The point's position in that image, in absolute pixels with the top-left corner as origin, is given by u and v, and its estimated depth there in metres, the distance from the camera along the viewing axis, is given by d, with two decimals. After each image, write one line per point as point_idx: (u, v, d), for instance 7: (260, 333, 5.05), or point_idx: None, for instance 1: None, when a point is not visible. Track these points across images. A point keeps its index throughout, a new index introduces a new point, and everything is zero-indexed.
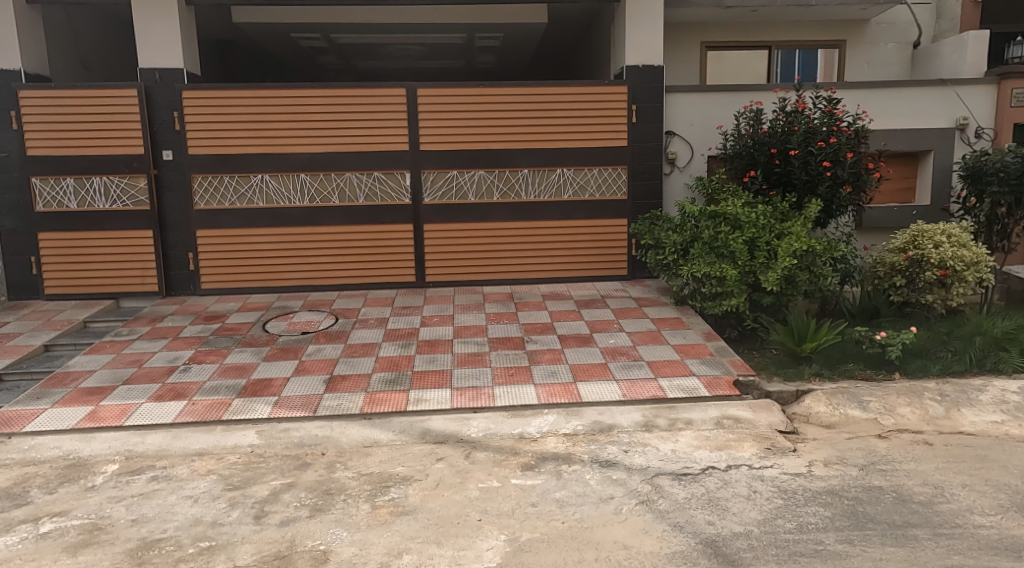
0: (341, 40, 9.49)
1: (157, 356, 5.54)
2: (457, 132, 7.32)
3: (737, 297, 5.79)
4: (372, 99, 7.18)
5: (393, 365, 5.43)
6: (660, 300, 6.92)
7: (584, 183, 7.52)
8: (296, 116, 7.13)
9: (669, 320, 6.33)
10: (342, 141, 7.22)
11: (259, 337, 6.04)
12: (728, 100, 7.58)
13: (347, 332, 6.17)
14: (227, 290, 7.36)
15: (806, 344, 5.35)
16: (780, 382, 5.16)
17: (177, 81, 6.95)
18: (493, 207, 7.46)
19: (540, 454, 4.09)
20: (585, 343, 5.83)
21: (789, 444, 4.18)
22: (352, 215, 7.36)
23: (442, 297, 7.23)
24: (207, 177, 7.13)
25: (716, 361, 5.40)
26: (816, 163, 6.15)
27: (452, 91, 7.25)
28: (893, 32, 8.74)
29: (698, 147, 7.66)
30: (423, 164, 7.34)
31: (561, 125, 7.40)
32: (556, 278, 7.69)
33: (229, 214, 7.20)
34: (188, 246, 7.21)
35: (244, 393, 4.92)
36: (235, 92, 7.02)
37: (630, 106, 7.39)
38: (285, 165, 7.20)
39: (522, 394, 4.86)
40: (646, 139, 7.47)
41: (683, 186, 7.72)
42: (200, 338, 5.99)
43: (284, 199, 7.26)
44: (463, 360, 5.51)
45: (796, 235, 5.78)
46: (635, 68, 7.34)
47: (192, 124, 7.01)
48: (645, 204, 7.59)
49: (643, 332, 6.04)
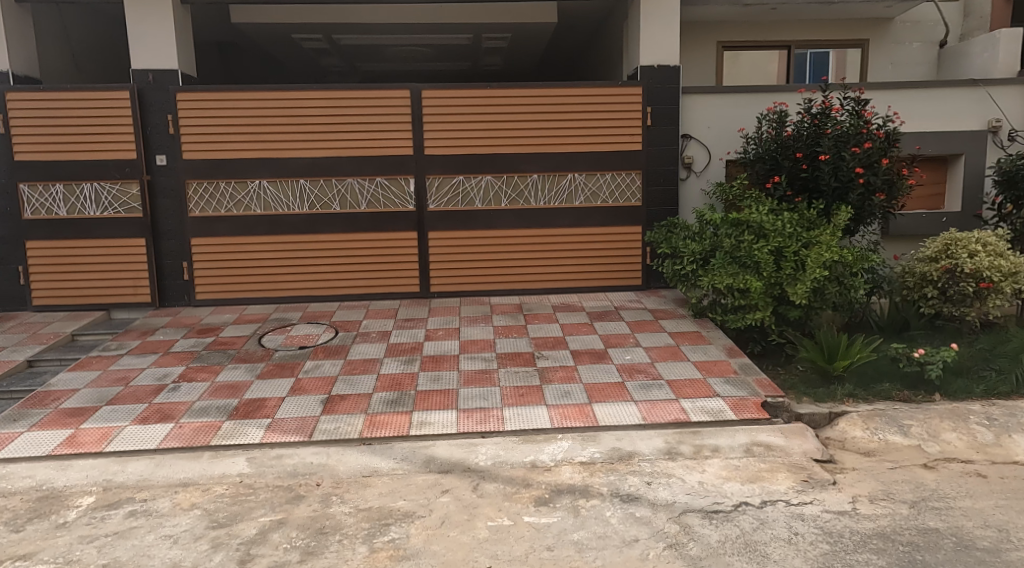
0: (344, 41, 9.17)
1: (144, 374, 5.20)
2: (464, 136, 6.99)
3: (762, 311, 5.43)
4: (375, 101, 6.86)
5: (396, 384, 5.08)
6: (678, 312, 6.56)
7: (597, 188, 7.17)
8: (296, 119, 6.82)
9: (688, 334, 5.97)
10: (343, 145, 6.90)
11: (254, 352, 5.71)
12: (748, 102, 7.24)
13: (346, 347, 5.83)
14: (223, 300, 7.04)
15: (837, 362, 5.00)
16: (811, 403, 4.80)
17: (171, 83, 6.65)
18: (501, 214, 7.13)
19: (554, 486, 3.74)
20: (599, 359, 5.47)
21: (827, 475, 3.82)
22: (353, 223, 7.03)
23: (447, 308, 6.89)
24: (202, 183, 6.82)
25: (741, 380, 5.02)
26: (847, 167, 5.79)
27: (458, 92, 6.93)
28: (919, 31, 8.38)
29: (717, 151, 7.30)
30: (427, 169, 7.02)
31: (572, 128, 7.07)
32: (567, 289, 7.34)
33: (226, 222, 6.89)
34: (183, 255, 6.90)
35: (235, 415, 4.58)
36: (232, 94, 6.72)
37: (645, 108, 7.05)
38: (284, 171, 6.89)
39: (534, 417, 4.51)
40: (661, 142, 7.13)
41: (701, 192, 7.36)
42: (192, 353, 5.66)
43: (283, 206, 6.94)
44: (470, 378, 5.15)
45: (825, 245, 5.41)
46: (650, 69, 7.00)
47: (186, 128, 6.71)
48: (660, 210, 7.24)
49: (661, 347, 5.68)
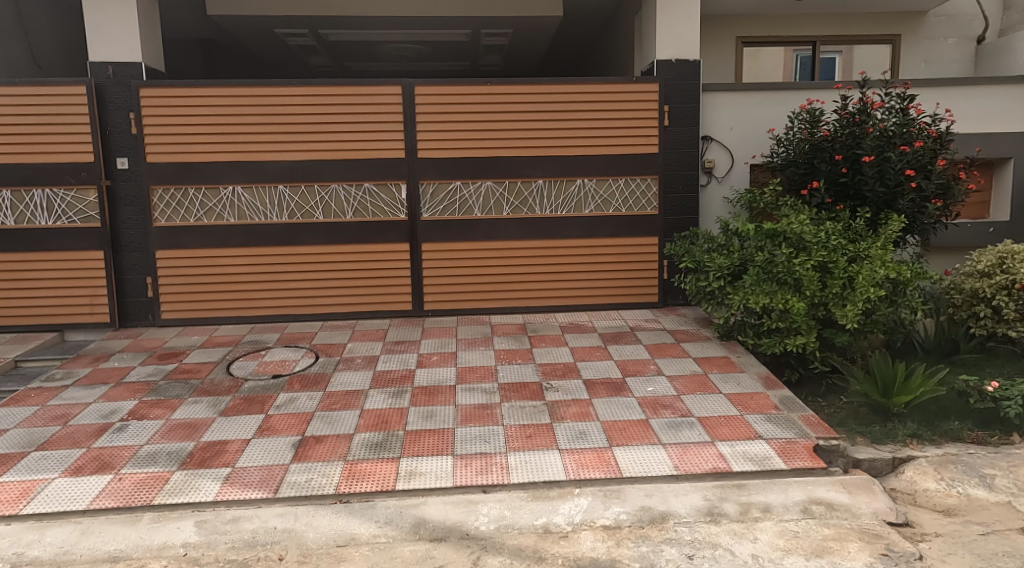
0: (332, 37, 8.48)
1: (88, 411, 4.47)
2: (461, 137, 6.30)
3: (805, 336, 4.73)
4: (362, 98, 6.17)
5: (382, 423, 4.34)
6: (701, 334, 5.83)
7: (608, 196, 6.48)
8: (272, 119, 6.12)
9: (716, 360, 5.24)
10: (326, 147, 6.20)
11: (220, 382, 4.97)
12: (775, 100, 6.55)
13: (327, 376, 5.10)
14: (192, 320, 6.31)
15: (898, 398, 4.29)
16: (869, 446, 4.08)
17: (133, 78, 5.96)
18: (502, 223, 6.43)
19: (574, 562, 3.04)
20: (617, 392, 4.74)
21: (910, 546, 3.13)
22: (338, 233, 6.32)
23: (442, 329, 6.16)
24: (168, 189, 6.12)
25: (784, 418, 4.27)
26: (896, 171, 5.12)
27: (455, 89, 6.24)
28: (955, 26, 7.73)
29: (740, 154, 6.61)
30: (421, 173, 6.31)
31: (580, 129, 6.37)
32: (576, 307, 6.63)
33: (195, 232, 6.18)
34: (147, 269, 6.19)
35: (188, 463, 3.84)
36: (202, 90, 6.02)
37: (661, 106, 6.37)
38: (260, 175, 6.18)
39: (545, 465, 3.78)
40: (680, 144, 6.44)
41: (723, 200, 6.66)
42: (148, 383, 4.92)
43: (259, 215, 6.23)
44: (469, 415, 4.42)
45: (877, 260, 4.70)
46: (667, 64, 6.33)
47: (151, 128, 6.02)
48: (679, 220, 6.54)
49: (686, 377, 4.95)
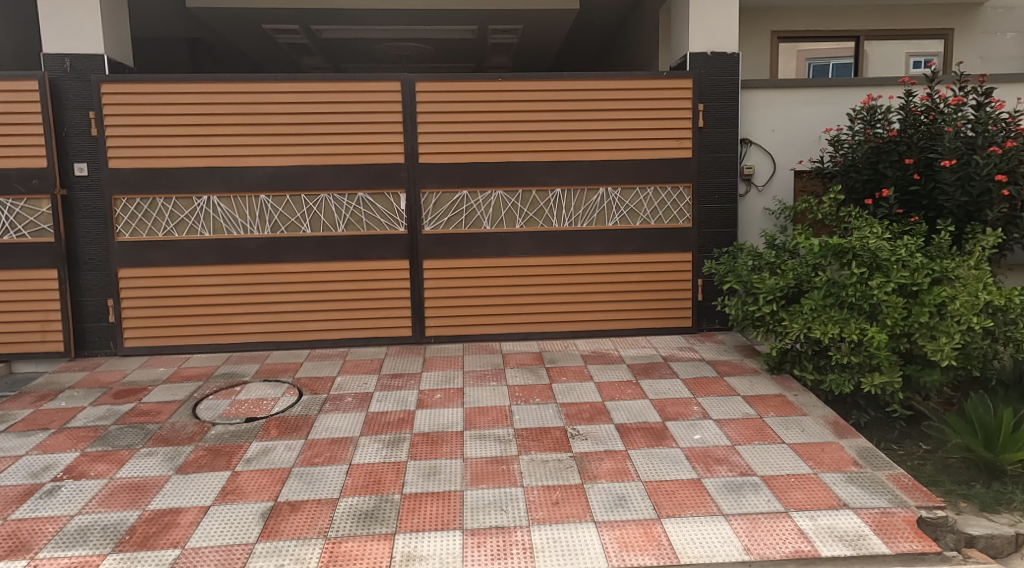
0: (325, 33, 7.73)
1: (16, 467, 3.68)
2: (467, 139, 5.54)
3: (886, 374, 3.93)
4: (356, 95, 5.42)
5: (374, 483, 3.54)
6: (747, 366, 5.02)
7: (634, 206, 5.71)
8: (252, 119, 5.37)
9: (770, 400, 4.40)
10: (314, 151, 5.45)
11: (182, 428, 4.17)
12: (824, 99, 5.78)
13: (310, 420, 4.29)
14: (160, 348, 5.53)
15: (1009, 453, 3.47)
16: (979, 516, 3.30)
17: (94, 72, 5.22)
18: (515, 237, 5.65)
19: None
20: (659, 442, 3.93)
21: None
22: (328, 249, 5.54)
23: (446, 359, 5.36)
24: (133, 199, 5.35)
25: (869, 478, 3.44)
26: (981, 177, 4.38)
27: (463, 85, 5.49)
28: (1014, 19, 6.99)
29: (784, 159, 5.84)
30: (422, 181, 5.54)
31: (603, 130, 5.61)
32: (599, 333, 5.83)
33: (163, 248, 5.40)
34: (108, 290, 5.42)
35: (125, 541, 3.05)
36: (174, 86, 5.28)
37: (696, 105, 5.61)
38: (239, 183, 5.42)
39: (578, 546, 2.98)
40: (716, 148, 5.69)
41: (764, 211, 5.88)
42: (96, 429, 4.13)
43: (237, 228, 5.46)
44: (481, 473, 3.62)
45: (976, 284, 3.90)
46: (701, 57, 5.59)
47: (113, 128, 5.26)
48: (715, 233, 5.76)
49: (739, 421, 4.13)
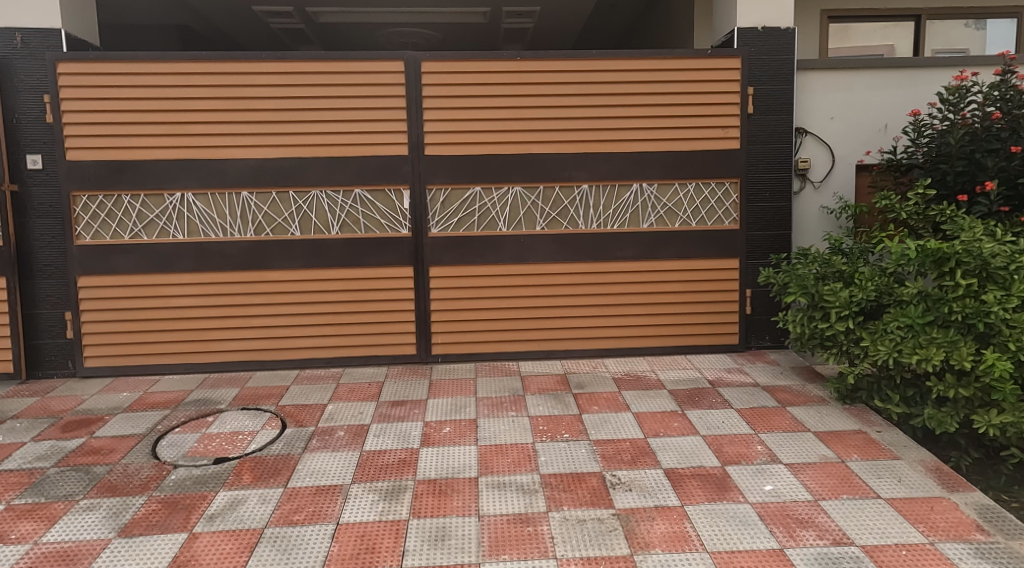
0: (323, 17, 7.00)
1: None
2: (480, 127, 4.80)
3: (1010, 413, 3.17)
4: (353, 77, 4.69)
5: (369, 552, 2.79)
6: (811, 394, 4.23)
7: (673, 205, 4.95)
8: (232, 104, 4.64)
9: (850, 439, 3.62)
10: (303, 141, 4.72)
11: (136, 472, 3.43)
12: (891, 82, 5.02)
13: (292, 462, 3.54)
14: (126, 368, 4.80)
15: None
16: None
17: (49, 49, 4.51)
18: (536, 241, 4.91)
19: None
20: (722, 494, 3.15)
21: None
22: (320, 255, 4.81)
23: (456, 382, 4.61)
24: (95, 196, 4.64)
25: (1005, 553, 2.67)
26: None
27: (476, 66, 4.75)
28: None
29: (844, 151, 5.07)
30: (429, 176, 4.80)
31: (637, 118, 4.86)
32: (631, 351, 5.07)
33: (129, 253, 4.69)
34: (67, 302, 4.71)
35: None
36: (142, 66, 4.56)
37: (745, 88, 4.86)
38: (217, 178, 4.69)
39: None
40: (767, 138, 4.94)
41: (821, 211, 5.11)
42: (32, 473, 3.40)
43: (215, 230, 4.74)
44: (503, 539, 2.86)
45: None
46: (750, 33, 4.84)
47: (71, 114, 4.55)
48: (766, 237, 5.00)
49: (817, 467, 3.34)
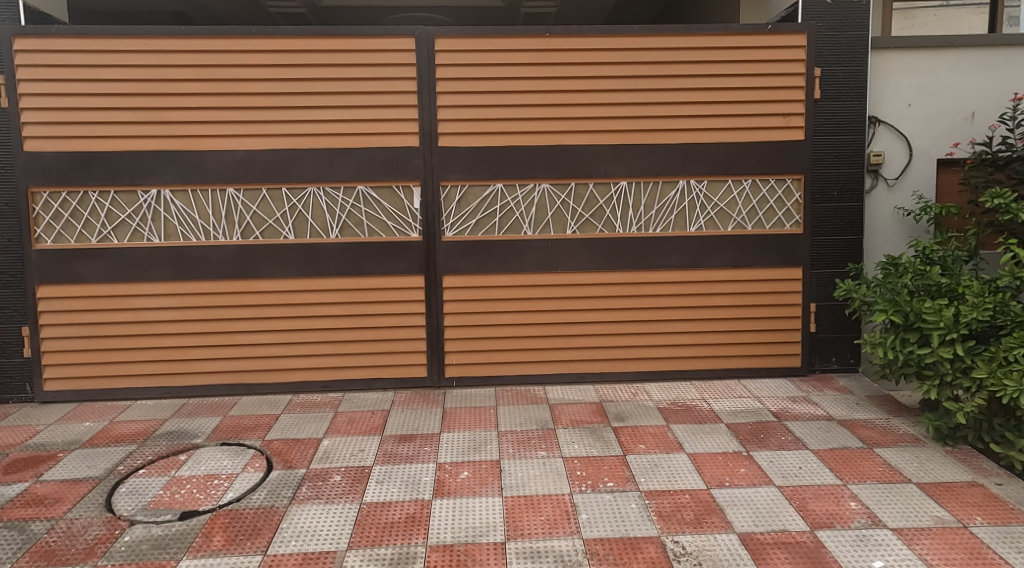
0: None
1: None
2: (503, 115, 4.13)
3: None
4: (355, 55, 4.04)
5: None
6: (902, 432, 3.51)
7: (725, 205, 4.27)
8: (216, 86, 4.00)
9: (967, 494, 2.91)
10: (299, 129, 4.07)
11: (83, 531, 2.77)
12: (979, 64, 4.32)
13: (276, 518, 2.87)
14: (93, 392, 4.17)
15: None
16: None
17: (5, 23, 3.90)
18: (566, 247, 4.23)
19: None
20: None
21: None
22: (317, 261, 4.15)
23: (474, 411, 3.94)
24: (57, 193, 4.01)
25: None
26: None
27: (498, 43, 4.09)
28: None
29: (923, 142, 4.37)
30: (443, 171, 4.14)
31: (684, 104, 4.18)
32: (675, 375, 4.39)
33: (96, 259, 4.04)
34: (26, 315, 4.08)
35: None
36: (110, 41, 3.93)
37: (811, 70, 4.17)
38: (198, 173, 4.05)
39: None
40: (836, 128, 4.24)
41: (896, 212, 4.40)
42: None
43: (195, 232, 4.09)
44: None
45: None
46: (817, 6, 4.16)
47: (30, 98, 3.93)
48: (833, 242, 4.30)
49: (934, 535, 2.64)
